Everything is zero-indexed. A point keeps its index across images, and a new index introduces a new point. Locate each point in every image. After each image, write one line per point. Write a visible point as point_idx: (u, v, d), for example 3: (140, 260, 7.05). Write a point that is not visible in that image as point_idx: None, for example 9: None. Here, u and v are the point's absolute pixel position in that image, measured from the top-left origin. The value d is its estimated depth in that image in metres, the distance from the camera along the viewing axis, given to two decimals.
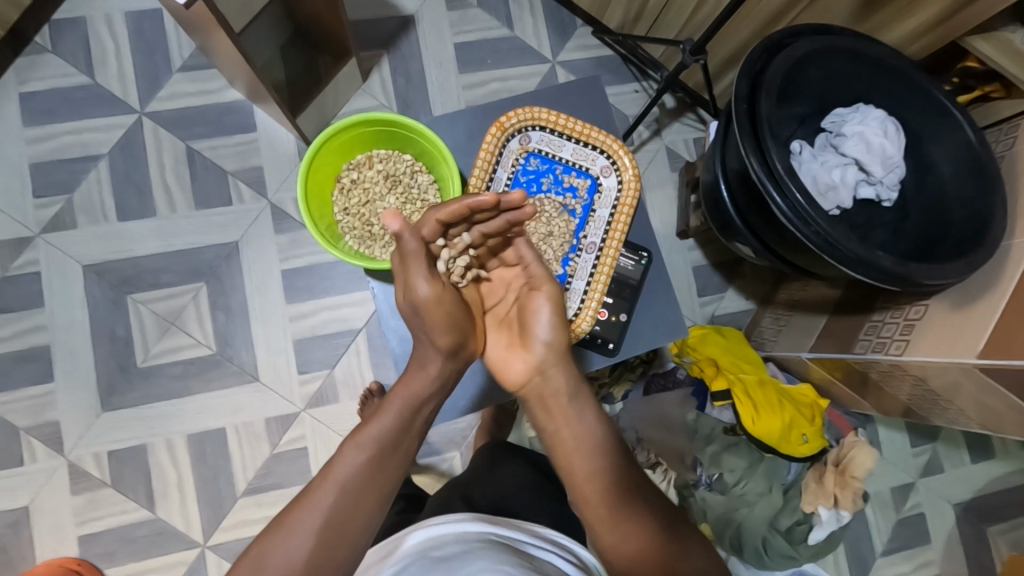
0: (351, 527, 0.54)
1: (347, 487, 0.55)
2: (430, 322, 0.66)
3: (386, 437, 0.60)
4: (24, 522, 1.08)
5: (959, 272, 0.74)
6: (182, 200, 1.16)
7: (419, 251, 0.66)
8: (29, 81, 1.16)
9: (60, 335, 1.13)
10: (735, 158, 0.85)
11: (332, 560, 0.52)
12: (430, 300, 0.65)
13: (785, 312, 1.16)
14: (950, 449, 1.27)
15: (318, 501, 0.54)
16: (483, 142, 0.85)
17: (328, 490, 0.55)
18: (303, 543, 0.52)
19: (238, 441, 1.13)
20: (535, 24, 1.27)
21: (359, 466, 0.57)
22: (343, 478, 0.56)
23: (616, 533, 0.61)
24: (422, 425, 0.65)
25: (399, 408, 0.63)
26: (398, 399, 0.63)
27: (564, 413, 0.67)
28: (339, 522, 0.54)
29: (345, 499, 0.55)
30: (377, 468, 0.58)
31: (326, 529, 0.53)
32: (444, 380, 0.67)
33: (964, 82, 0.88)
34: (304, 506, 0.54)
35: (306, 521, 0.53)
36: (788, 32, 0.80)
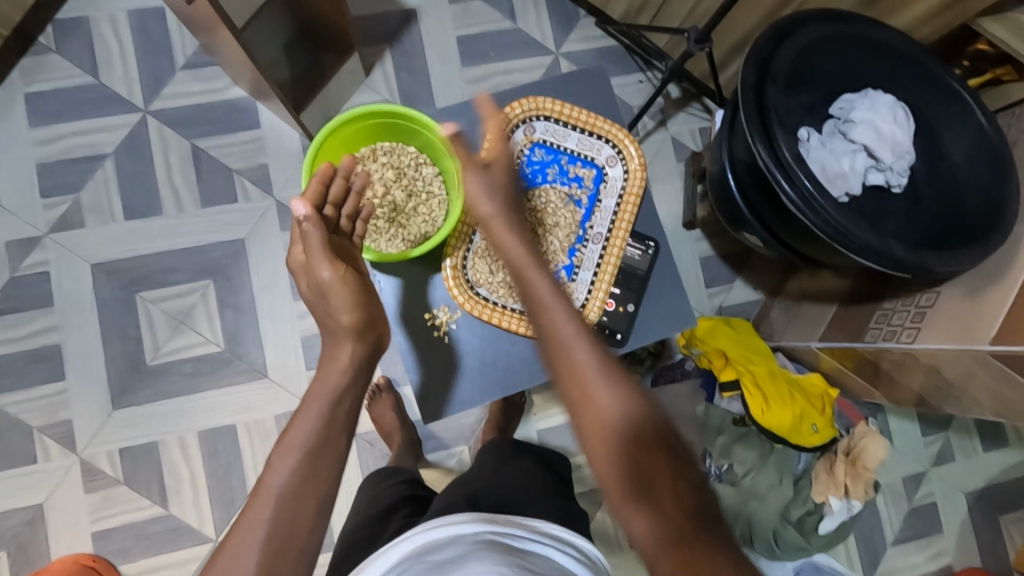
0: (295, 541, 0.53)
1: (282, 499, 0.54)
2: (333, 303, 0.67)
3: (313, 438, 0.58)
4: (40, 520, 1.10)
5: (973, 260, 0.74)
6: (188, 198, 1.17)
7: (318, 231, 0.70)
8: (35, 82, 1.16)
9: (71, 334, 1.13)
10: (743, 148, 0.84)
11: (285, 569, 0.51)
12: (330, 273, 0.67)
13: (795, 302, 1.15)
14: (962, 437, 1.26)
15: (254, 520, 0.52)
16: (485, 133, 0.85)
17: (264, 505, 0.53)
18: (248, 565, 0.50)
19: (248, 438, 1.13)
20: (537, 15, 1.26)
21: (292, 474, 0.55)
22: (276, 492, 0.54)
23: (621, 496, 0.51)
24: (353, 412, 0.63)
25: (321, 406, 0.60)
26: (318, 399, 0.61)
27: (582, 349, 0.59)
28: (282, 533, 0.52)
29: (282, 511, 0.53)
30: (308, 470, 0.56)
31: (269, 544, 0.52)
32: (360, 362, 0.66)
33: (975, 65, 0.87)
34: (243, 528, 0.52)
35: (249, 539, 0.52)
36: (796, 17, 0.79)
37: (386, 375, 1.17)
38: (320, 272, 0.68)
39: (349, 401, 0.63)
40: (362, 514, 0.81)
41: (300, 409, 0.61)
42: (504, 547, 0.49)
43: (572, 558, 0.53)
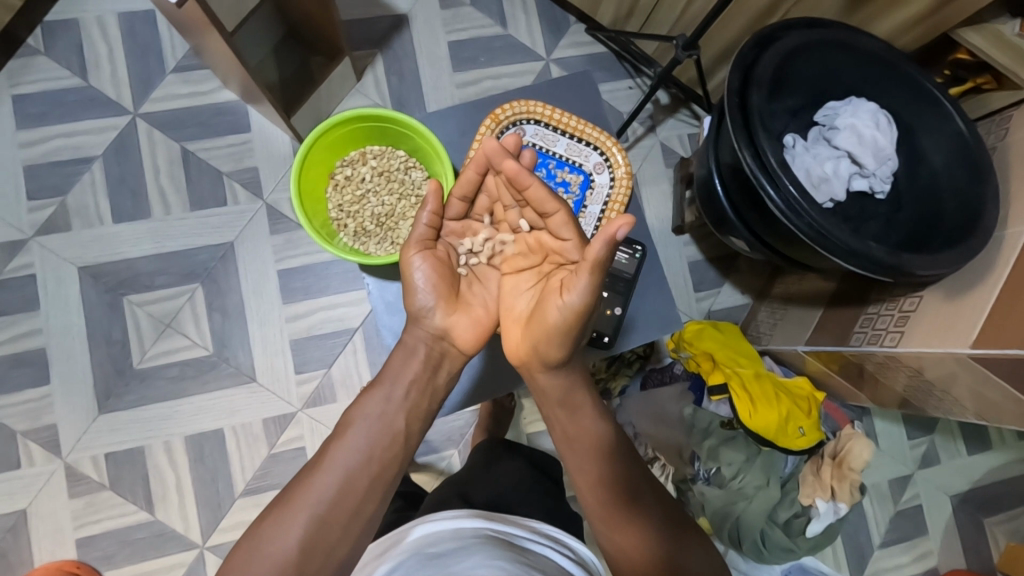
0: (341, 515, 0.59)
1: (341, 472, 0.61)
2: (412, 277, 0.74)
3: (375, 428, 0.65)
4: (23, 526, 1.08)
5: (953, 262, 0.75)
6: (177, 201, 1.16)
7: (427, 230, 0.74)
8: (22, 84, 1.15)
9: (55, 338, 1.12)
10: (728, 153, 0.85)
11: (332, 534, 0.58)
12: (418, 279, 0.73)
13: (780, 305, 1.16)
14: (946, 440, 1.27)
15: (318, 488, 0.60)
16: (478, 134, 0.86)
17: (327, 476, 0.61)
18: (298, 528, 0.57)
19: (236, 442, 1.13)
20: (528, 22, 1.27)
21: (353, 456, 0.62)
22: (342, 466, 0.61)
23: (616, 528, 0.65)
24: (417, 408, 0.70)
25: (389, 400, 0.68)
26: (386, 390, 0.69)
27: (566, 412, 0.71)
28: (334, 505, 0.59)
29: (338, 485, 0.60)
30: (371, 456, 0.63)
31: (322, 513, 0.58)
32: (430, 357, 0.73)
33: (955, 73, 0.89)
34: (305, 493, 0.59)
35: (303, 504, 0.59)
36: (780, 25, 0.80)
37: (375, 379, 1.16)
38: (406, 274, 0.74)
39: (418, 399, 0.70)
40: None
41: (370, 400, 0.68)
42: (505, 542, 0.50)
43: (568, 557, 0.54)
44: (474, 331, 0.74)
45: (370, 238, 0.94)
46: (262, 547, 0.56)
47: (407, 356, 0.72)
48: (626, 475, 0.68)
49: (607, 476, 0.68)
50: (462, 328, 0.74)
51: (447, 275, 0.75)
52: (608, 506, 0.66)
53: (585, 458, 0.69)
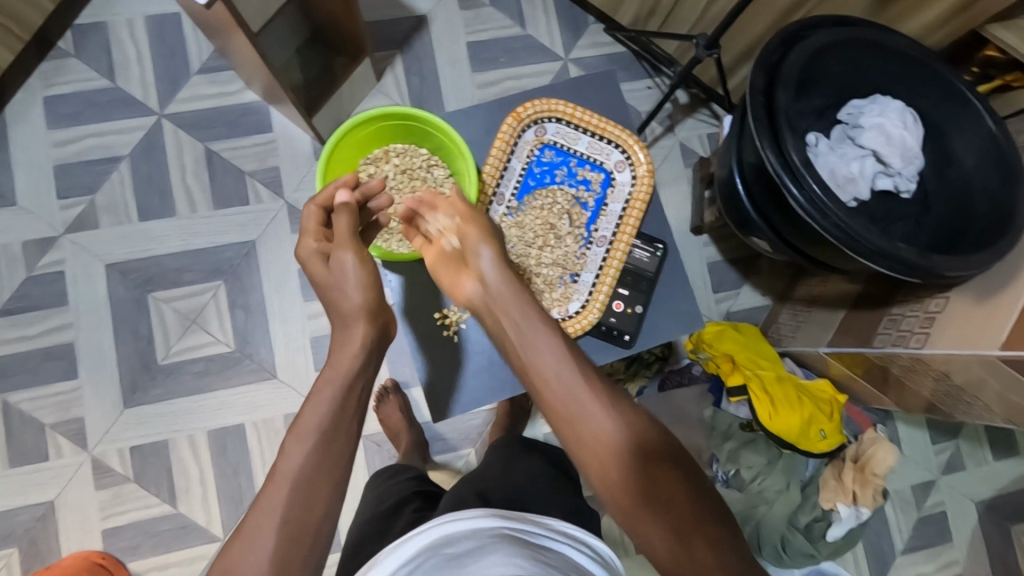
0: (310, 519, 0.56)
1: (293, 483, 0.57)
2: (348, 282, 0.71)
3: (323, 423, 0.62)
4: (51, 516, 1.11)
5: (983, 264, 0.73)
6: (201, 200, 1.18)
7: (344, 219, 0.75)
8: (54, 85, 1.18)
9: (84, 333, 1.15)
10: (751, 152, 0.85)
11: (303, 542, 0.55)
12: (350, 273, 0.71)
13: (803, 307, 1.15)
14: (973, 446, 1.23)
15: (270, 504, 0.55)
16: (498, 132, 0.87)
17: (280, 487, 0.57)
18: (261, 546, 0.53)
19: (257, 437, 1.14)
20: (547, 22, 1.28)
21: (304, 462, 0.58)
22: (289, 475, 0.57)
23: (646, 523, 0.55)
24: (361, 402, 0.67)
25: (330, 393, 0.64)
26: (327, 383, 0.65)
27: (564, 395, 0.62)
28: (297, 514, 0.55)
29: (294, 494, 0.56)
30: (323, 453, 0.60)
31: (284, 529, 0.54)
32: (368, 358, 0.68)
33: (985, 71, 0.87)
34: (259, 509, 0.55)
35: (265, 519, 0.54)
36: (804, 24, 0.80)
37: (394, 377, 1.17)
38: (336, 269, 0.72)
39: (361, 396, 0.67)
40: (371, 511, 0.80)
41: (312, 396, 0.64)
42: (523, 541, 0.49)
43: (586, 555, 0.53)
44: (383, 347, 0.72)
45: (392, 236, 0.94)
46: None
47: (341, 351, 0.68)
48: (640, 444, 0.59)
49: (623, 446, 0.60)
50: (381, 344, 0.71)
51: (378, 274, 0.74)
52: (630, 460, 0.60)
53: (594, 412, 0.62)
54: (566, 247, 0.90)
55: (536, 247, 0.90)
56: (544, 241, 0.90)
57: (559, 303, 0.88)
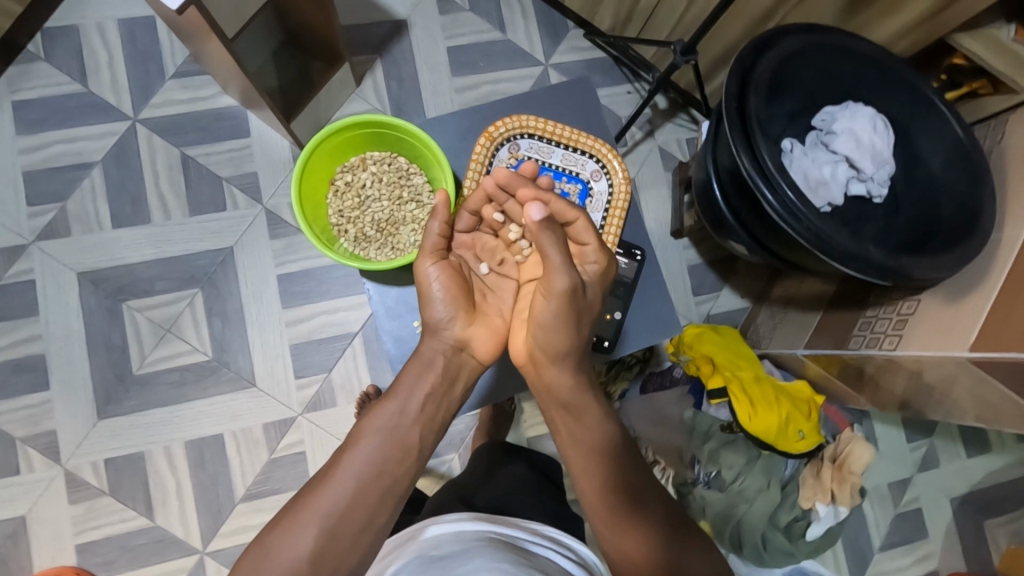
0: (352, 526, 0.60)
1: (359, 469, 0.63)
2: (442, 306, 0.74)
3: (393, 433, 0.66)
4: (23, 532, 1.08)
5: (951, 266, 0.75)
6: (177, 206, 1.16)
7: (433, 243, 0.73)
8: (22, 90, 1.16)
9: (56, 344, 1.12)
10: (726, 157, 0.85)
11: (347, 539, 0.60)
12: (436, 292, 0.74)
13: (780, 308, 1.17)
14: (947, 443, 1.27)
15: (331, 495, 0.61)
16: (472, 154, 0.86)
17: (342, 482, 0.62)
18: (314, 535, 0.59)
19: (236, 447, 1.13)
20: (526, 26, 1.28)
21: (375, 452, 0.64)
22: (354, 475, 0.63)
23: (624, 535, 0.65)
24: (430, 421, 0.70)
25: (406, 403, 0.68)
26: (408, 386, 0.70)
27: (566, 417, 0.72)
28: (349, 511, 0.61)
29: (350, 494, 0.61)
30: (389, 463, 0.65)
31: (343, 509, 0.61)
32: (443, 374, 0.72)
33: (953, 78, 0.89)
34: (316, 501, 0.61)
35: (311, 515, 0.60)
36: (777, 30, 0.81)
37: (375, 383, 1.16)
38: (425, 286, 0.74)
39: (432, 411, 0.70)
40: None
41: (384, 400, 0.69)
42: (508, 545, 0.49)
43: (571, 558, 0.53)
44: (493, 342, 0.75)
45: (369, 244, 0.95)
46: (279, 556, 0.58)
47: (422, 369, 0.71)
48: (632, 480, 0.69)
49: (618, 489, 0.68)
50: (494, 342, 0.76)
51: (462, 291, 0.75)
52: (609, 514, 0.67)
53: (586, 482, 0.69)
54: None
55: None
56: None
57: None
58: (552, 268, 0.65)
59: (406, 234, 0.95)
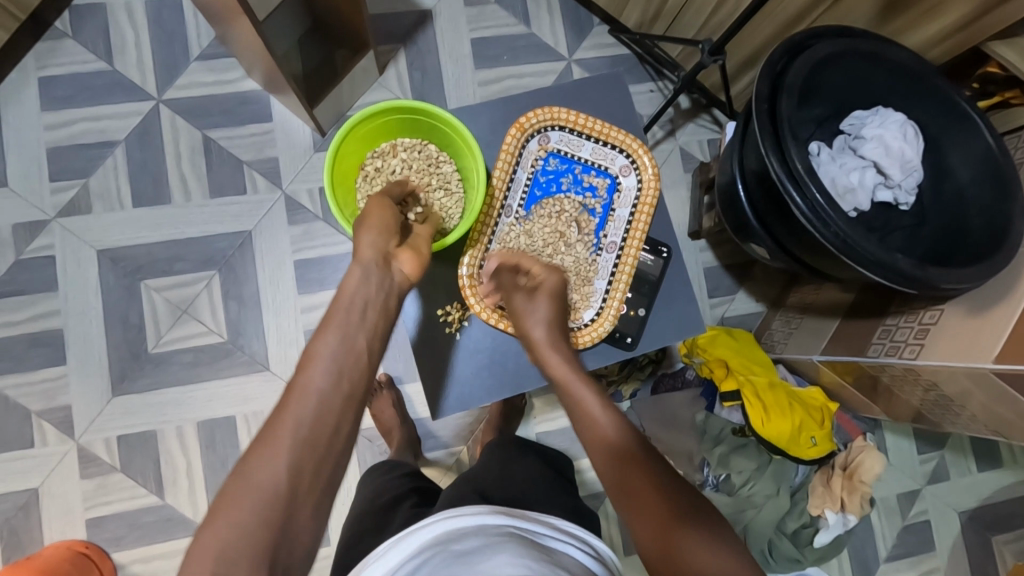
0: (324, 431, 0.53)
1: (316, 387, 0.55)
2: (375, 221, 0.73)
3: (340, 348, 0.59)
4: (34, 505, 1.09)
5: (978, 277, 0.74)
6: (197, 188, 1.17)
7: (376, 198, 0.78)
8: (48, 66, 1.16)
9: (73, 320, 1.13)
10: (754, 159, 0.85)
11: (320, 446, 0.53)
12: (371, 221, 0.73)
13: (796, 314, 1.16)
14: (957, 457, 1.27)
15: (291, 415, 0.53)
16: (502, 144, 0.87)
17: (300, 399, 0.54)
18: (283, 454, 0.51)
19: (247, 430, 1.13)
20: (552, 21, 1.27)
21: (326, 372, 0.57)
22: (310, 392, 0.55)
23: (634, 516, 0.60)
24: (378, 330, 0.64)
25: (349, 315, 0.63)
26: (341, 321, 0.61)
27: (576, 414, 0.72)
28: (314, 424, 0.53)
29: (314, 407, 0.54)
30: (349, 372, 0.58)
31: (308, 422, 0.53)
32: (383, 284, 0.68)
33: (984, 87, 0.88)
34: (279, 420, 0.53)
35: (279, 434, 0.52)
36: (810, 33, 0.80)
37: (387, 373, 1.16)
38: (369, 213, 0.74)
39: (376, 322, 0.64)
40: (367, 507, 0.80)
41: (326, 321, 0.62)
42: (530, 542, 0.48)
43: (588, 554, 0.53)
44: (417, 260, 0.73)
45: None
46: (252, 481, 0.49)
47: (357, 286, 0.66)
48: (633, 474, 0.62)
49: (613, 474, 0.64)
50: (420, 262, 0.74)
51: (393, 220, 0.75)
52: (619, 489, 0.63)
53: (597, 458, 0.67)
54: (577, 254, 0.90)
55: (545, 254, 0.90)
56: (554, 249, 0.90)
57: (575, 311, 0.88)
58: (531, 266, 0.85)
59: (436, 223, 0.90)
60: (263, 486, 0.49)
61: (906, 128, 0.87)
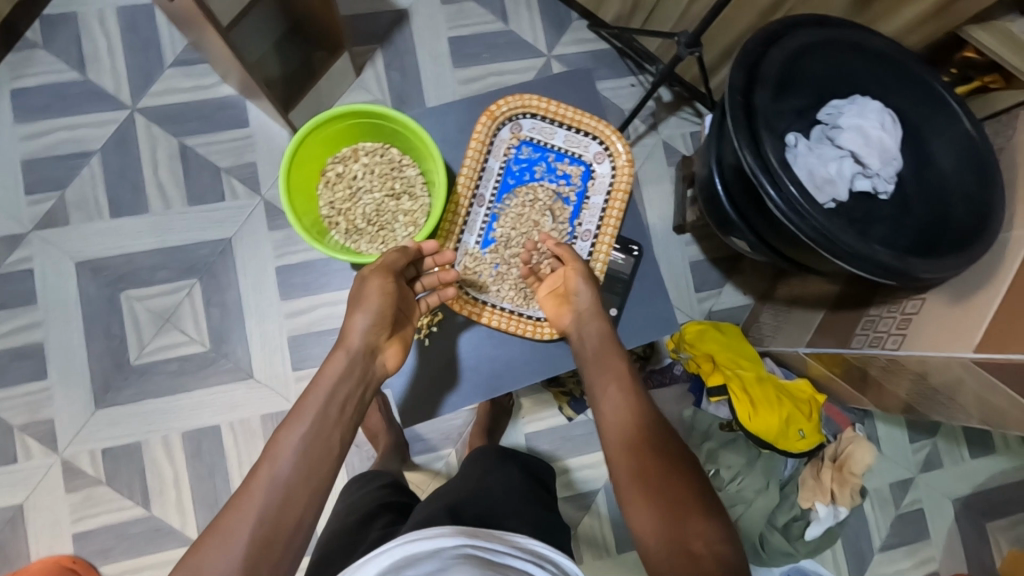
0: (284, 531, 0.56)
1: (279, 482, 0.58)
2: (376, 307, 0.73)
3: (307, 442, 0.61)
4: (21, 520, 1.08)
5: (958, 266, 0.73)
6: (176, 195, 1.16)
7: (385, 266, 0.75)
8: (22, 77, 1.15)
9: (54, 332, 1.12)
10: (730, 152, 0.84)
11: (273, 548, 0.55)
12: (367, 303, 0.73)
13: (784, 306, 1.15)
14: (950, 444, 1.26)
15: (251, 508, 0.56)
16: (473, 132, 0.86)
17: (262, 491, 0.57)
18: (235, 548, 0.53)
19: (233, 438, 1.12)
20: (530, 17, 1.26)
21: (291, 464, 0.59)
22: (272, 487, 0.57)
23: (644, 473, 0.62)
24: (349, 420, 0.66)
25: (318, 406, 0.64)
26: (310, 408, 0.64)
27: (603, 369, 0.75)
28: (271, 518, 0.56)
29: (277, 500, 0.57)
30: (309, 468, 0.60)
31: (264, 513, 0.56)
32: (363, 375, 0.70)
33: (964, 72, 0.87)
34: (237, 511, 0.56)
35: (239, 525, 0.54)
36: (786, 22, 0.79)
37: None
38: (367, 294, 0.73)
39: (349, 412, 0.67)
40: (340, 523, 0.79)
41: (296, 409, 0.64)
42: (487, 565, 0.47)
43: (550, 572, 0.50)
44: (399, 354, 0.77)
45: (361, 237, 0.94)
46: None
47: (338, 373, 0.68)
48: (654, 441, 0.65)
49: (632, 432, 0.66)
50: (401, 355, 0.77)
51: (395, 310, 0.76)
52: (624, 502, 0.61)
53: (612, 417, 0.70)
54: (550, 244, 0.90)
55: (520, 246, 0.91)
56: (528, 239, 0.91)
57: None
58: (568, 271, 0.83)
59: (398, 228, 0.94)
60: None
61: (890, 109, 0.85)
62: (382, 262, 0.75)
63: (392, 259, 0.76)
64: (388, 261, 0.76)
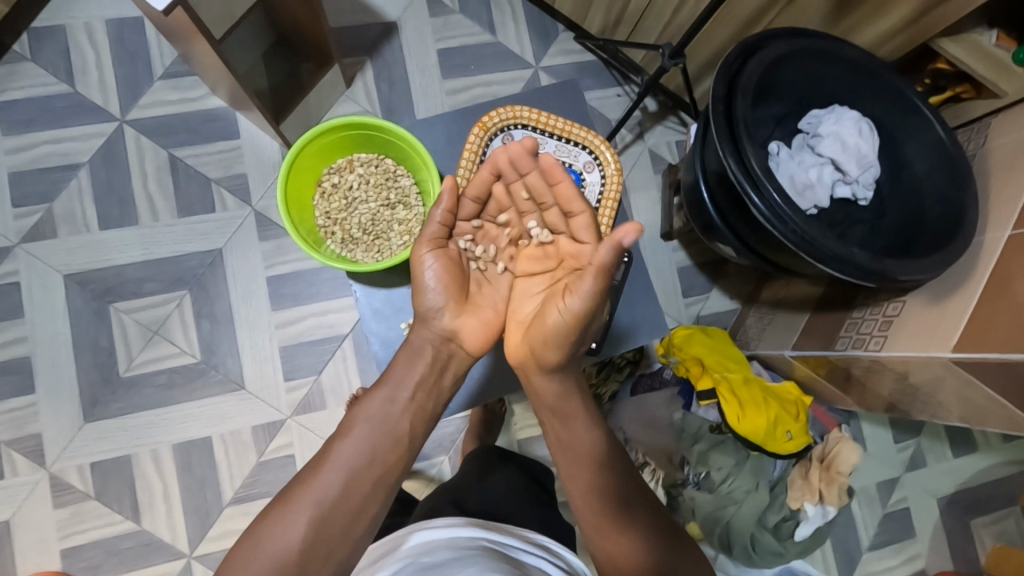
0: (341, 517, 0.59)
1: (346, 467, 0.62)
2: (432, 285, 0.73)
3: (382, 429, 0.65)
4: (6, 537, 1.07)
5: (937, 266, 0.76)
6: (165, 207, 1.16)
7: (431, 233, 0.73)
8: (9, 90, 1.15)
9: (40, 346, 1.11)
10: (714, 159, 0.86)
11: (331, 529, 0.58)
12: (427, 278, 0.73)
13: (768, 310, 1.18)
14: (933, 443, 1.29)
15: (319, 487, 0.60)
16: (466, 142, 0.87)
17: (330, 474, 0.61)
18: (296, 526, 0.57)
19: (224, 449, 1.12)
20: (517, 29, 1.28)
21: (359, 449, 0.63)
22: (340, 471, 0.61)
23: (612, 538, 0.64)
24: (422, 410, 0.70)
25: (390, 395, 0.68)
26: (383, 395, 0.68)
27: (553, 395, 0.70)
28: (333, 502, 0.60)
29: (340, 484, 0.61)
30: (378, 458, 0.64)
31: (327, 496, 0.60)
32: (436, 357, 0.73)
33: (936, 82, 0.91)
34: (305, 489, 0.60)
35: (302, 503, 0.59)
36: (764, 34, 0.81)
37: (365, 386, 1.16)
38: (419, 271, 0.74)
39: (422, 401, 0.70)
40: None
41: (370, 393, 0.69)
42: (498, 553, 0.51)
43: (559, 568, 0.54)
44: (484, 338, 0.74)
45: (357, 246, 0.95)
46: (258, 549, 0.56)
47: (412, 357, 0.71)
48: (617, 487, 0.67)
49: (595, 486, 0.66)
50: (488, 334, 0.75)
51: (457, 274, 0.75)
52: (598, 522, 0.65)
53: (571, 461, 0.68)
54: None
55: None
56: None
57: None
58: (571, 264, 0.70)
59: (395, 237, 0.95)
60: (265, 554, 0.56)
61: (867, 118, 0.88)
62: (429, 225, 0.73)
63: (433, 225, 0.73)
64: (432, 228, 0.73)
